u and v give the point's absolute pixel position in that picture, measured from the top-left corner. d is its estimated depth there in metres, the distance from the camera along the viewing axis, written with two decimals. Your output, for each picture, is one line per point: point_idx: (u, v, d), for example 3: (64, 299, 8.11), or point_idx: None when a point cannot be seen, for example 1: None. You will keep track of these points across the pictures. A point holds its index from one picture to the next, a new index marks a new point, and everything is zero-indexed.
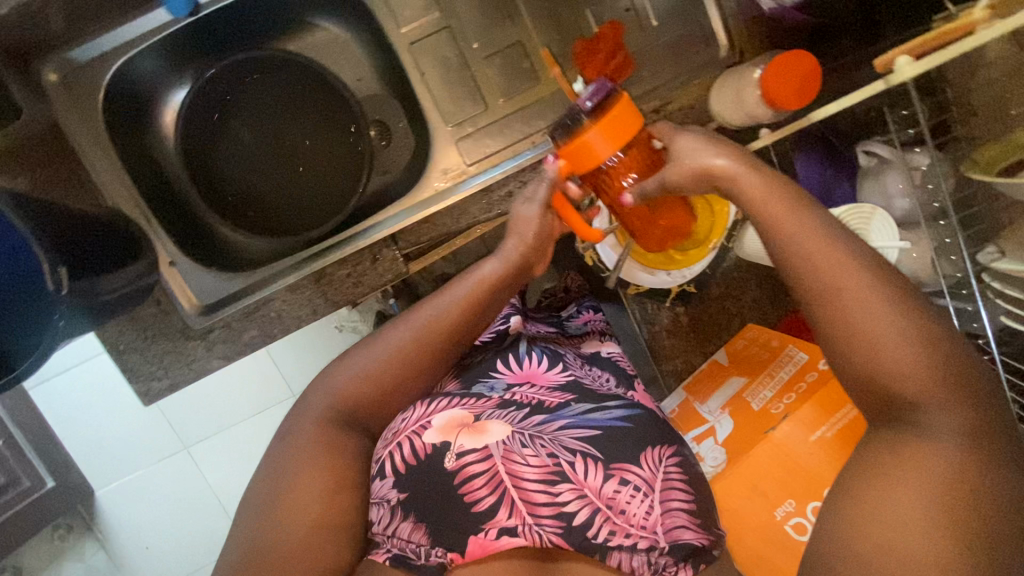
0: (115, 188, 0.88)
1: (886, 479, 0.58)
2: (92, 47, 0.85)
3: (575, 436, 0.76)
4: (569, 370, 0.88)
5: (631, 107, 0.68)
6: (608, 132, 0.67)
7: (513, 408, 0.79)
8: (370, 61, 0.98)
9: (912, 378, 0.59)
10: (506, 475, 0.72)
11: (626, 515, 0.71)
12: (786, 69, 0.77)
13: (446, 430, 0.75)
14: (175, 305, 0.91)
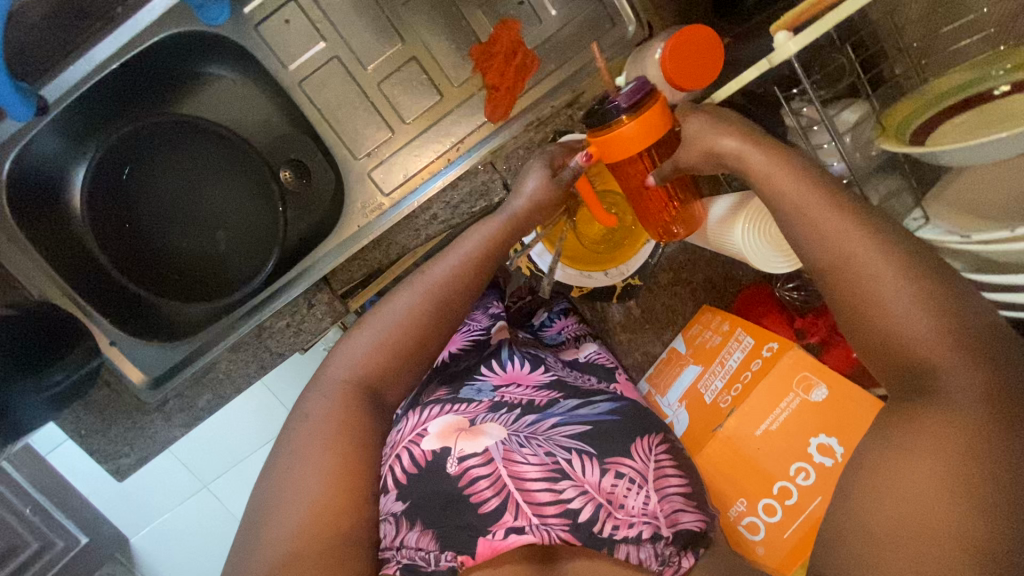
0: (41, 280, 0.87)
1: (888, 450, 0.49)
2: None
3: (567, 434, 0.72)
4: (551, 372, 0.85)
5: (666, 109, 0.65)
6: (643, 130, 0.64)
7: (505, 410, 0.76)
8: (272, 100, 0.94)
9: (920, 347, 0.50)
10: (508, 477, 0.66)
11: (627, 508, 0.66)
12: (685, 44, 0.71)
13: (444, 436, 0.71)
14: (125, 382, 0.91)
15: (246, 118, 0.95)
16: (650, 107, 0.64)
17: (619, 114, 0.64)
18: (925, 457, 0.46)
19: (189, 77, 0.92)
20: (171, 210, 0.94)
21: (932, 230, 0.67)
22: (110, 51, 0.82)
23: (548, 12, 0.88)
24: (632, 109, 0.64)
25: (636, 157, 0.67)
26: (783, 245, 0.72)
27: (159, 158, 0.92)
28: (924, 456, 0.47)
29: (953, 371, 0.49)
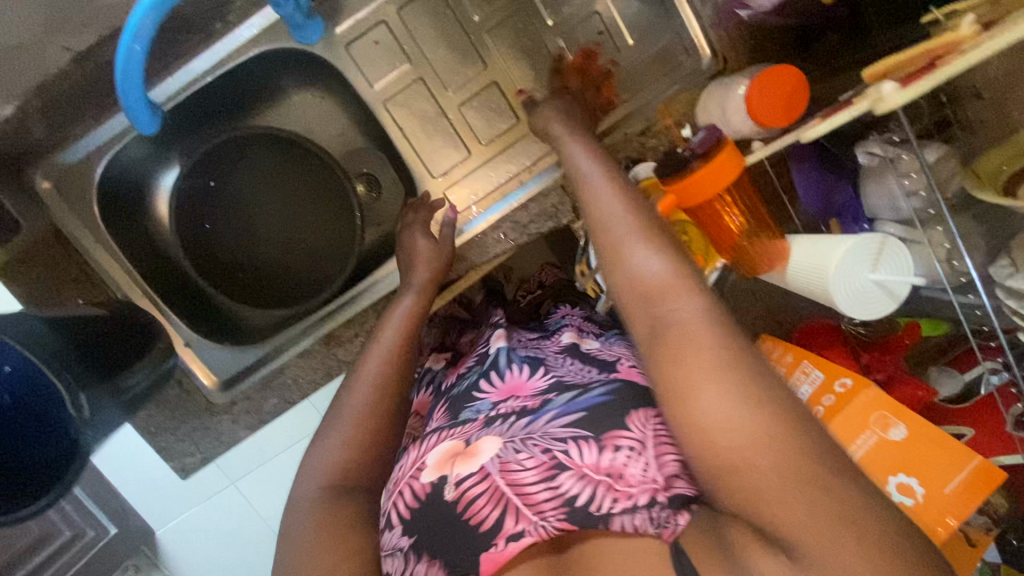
0: (123, 280, 0.91)
1: (702, 405, 0.48)
2: (78, 148, 0.85)
3: (562, 423, 0.62)
4: (551, 372, 0.73)
5: (736, 151, 0.73)
6: (716, 173, 0.73)
7: (500, 420, 0.67)
8: (350, 115, 0.98)
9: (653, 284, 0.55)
10: (506, 488, 0.59)
11: (627, 479, 0.56)
12: (772, 85, 0.74)
13: (440, 465, 0.65)
14: (197, 384, 0.94)
15: (323, 131, 0.99)
16: (720, 153, 0.73)
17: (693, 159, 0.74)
18: (739, 396, 0.47)
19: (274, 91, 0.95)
20: (240, 211, 0.94)
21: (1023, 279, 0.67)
22: (206, 66, 0.85)
23: (625, 41, 0.91)
24: (704, 155, 0.73)
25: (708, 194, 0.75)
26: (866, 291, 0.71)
27: (230, 162, 0.92)
28: (740, 392, 0.47)
29: (681, 307, 0.53)
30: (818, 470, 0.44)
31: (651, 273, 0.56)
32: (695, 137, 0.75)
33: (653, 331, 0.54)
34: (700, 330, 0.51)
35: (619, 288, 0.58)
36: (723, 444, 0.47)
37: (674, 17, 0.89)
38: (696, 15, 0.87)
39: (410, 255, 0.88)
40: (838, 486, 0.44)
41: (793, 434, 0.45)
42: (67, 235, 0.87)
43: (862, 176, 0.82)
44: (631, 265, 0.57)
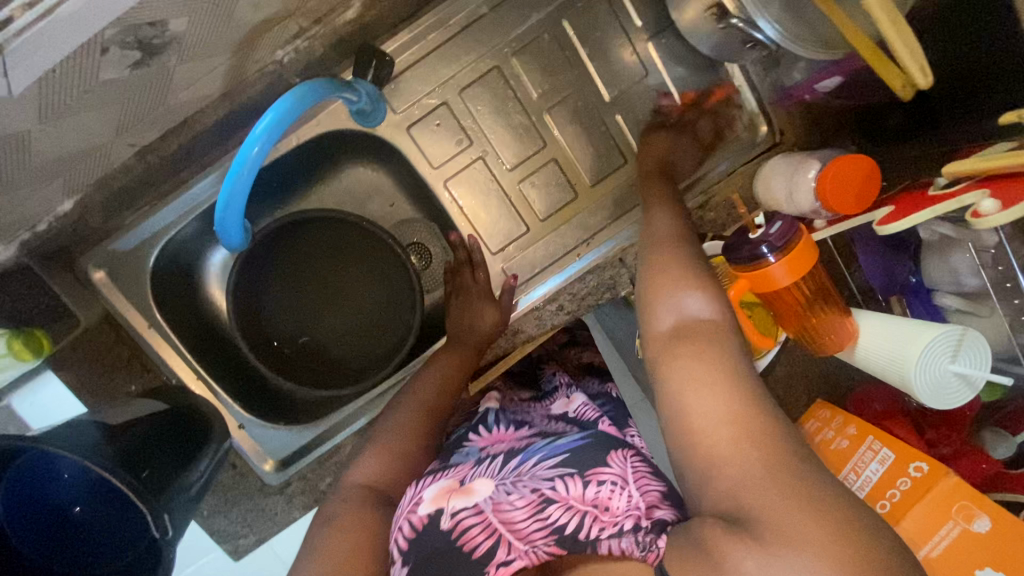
0: (175, 365, 0.88)
1: (695, 402, 0.51)
2: (131, 236, 0.84)
3: (548, 463, 0.63)
4: (534, 426, 0.75)
5: (810, 243, 0.74)
6: (789, 265, 0.74)
7: (488, 461, 0.68)
8: (402, 188, 0.96)
9: (689, 308, 0.58)
10: (498, 521, 0.59)
11: (613, 509, 0.57)
12: (843, 174, 0.74)
13: (438, 499, 0.62)
14: (252, 466, 0.91)
15: (374, 203, 0.97)
16: (797, 246, 0.73)
17: (768, 254, 0.74)
18: (730, 396, 0.50)
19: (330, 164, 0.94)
20: (296, 287, 0.92)
21: None
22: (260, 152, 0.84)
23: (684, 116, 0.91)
24: (783, 248, 0.73)
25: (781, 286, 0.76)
26: (950, 385, 0.71)
27: (289, 242, 0.90)
28: (731, 394, 0.50)
29: (711, 331, 0.56)
30: (789, 468, 0.46)
31: (685, 311, 0.58)
32: (772, 228, 0.75)
33: (678, 340, 0.56)
34: (710, 347, 0.54)
35: (649, 303, 0.62)
36: (718, 447, 0.49)
37: (730, 93, 0.90)
38: (753, 91, 0.89)
39: (471, 334, 0.87)
40: (810, 484, 0.44)
41: (772, 437, 0.48)
42: (120, 321, 0.86)
43: (924, 249, 0.82)
44: (662, 297, 0.61)
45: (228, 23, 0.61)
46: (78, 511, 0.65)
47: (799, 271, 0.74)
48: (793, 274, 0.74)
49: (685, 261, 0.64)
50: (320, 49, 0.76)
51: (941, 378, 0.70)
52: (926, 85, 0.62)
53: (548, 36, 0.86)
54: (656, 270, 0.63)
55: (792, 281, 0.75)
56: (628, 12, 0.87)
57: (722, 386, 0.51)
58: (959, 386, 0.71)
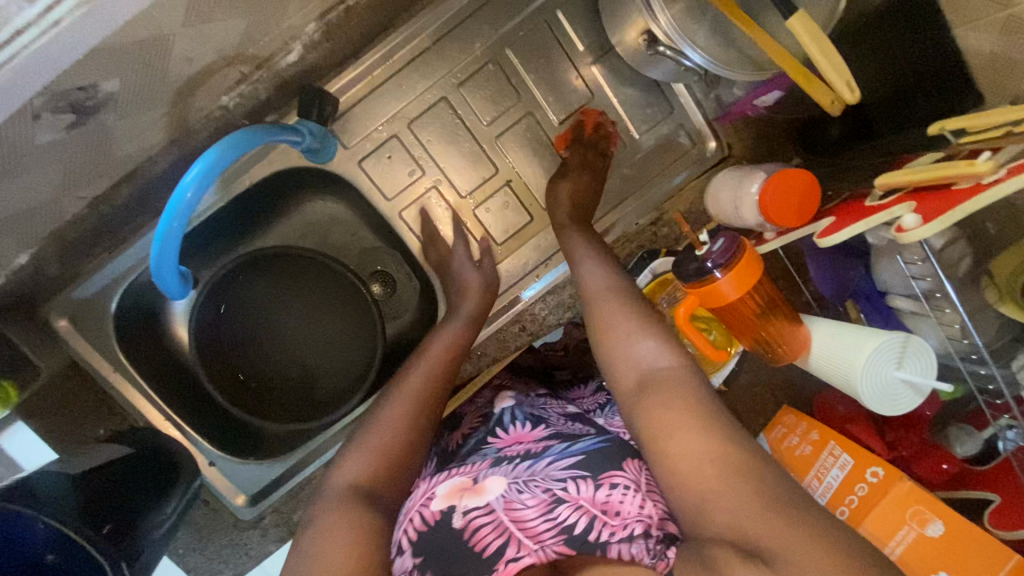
0: (142, 407, 0.88)
1: (679, 448, 0.53)
2: (90, 284, 0.85)
3: (562, 462, 0.59)
4: (552, 424, 0.69)
5: (755, 256, 0.76)
6: (736, 279, 0.75)
7: (507, 462, 0.62)
8: (361, 219, 0.97)
9: (650, 356, 0.62)
10: (508, 520, 0.55)
11: (623, 514, 0.54)
12: (783, 187, 0.75)
13: (450, 496, 0.58)
14: (225, 502, 0.91)
15: (335, 234, 0.98)
16: (741, 259, 0.75)
17: (713, 270, 0.75)
18: (711, 438, 0.52)
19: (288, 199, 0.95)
20: (261, 325, 0.93)
21: None
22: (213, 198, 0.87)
23: (632, 135, 0.92)
24: (726, 264, 0.74)
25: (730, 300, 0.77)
26: (896, 389, 0.71)
27: (251, 280, 0.91)
28: (710, 434, 0.52)
29: (673, 374, 0.60)
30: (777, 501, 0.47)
31: (644, 358, 0.62)
32: (713, 245, 0.76)
33: (643, 387, 0.60)
34: (675, 389, 0.58)
35: (609, 352, 0.65)
36: (704, 482, 0.50)
37: (677, 110, 0.91)
38: (699, 108, 0.90)
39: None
40: (799, 517, 0.45)
41: (759, 474, 0.49)
42: (86, 368, 0.87)
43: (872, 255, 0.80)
44: (625, 348, 0.64)
45: (161, 78, 0.62)
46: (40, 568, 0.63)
47: (742, 285, 0.75)
48: (740, 288, 0.75)
49: (640, 309, 0.68)
50: (264, 92, 0.78)
51: (889, 386, 0.71)
52: (854, 98, 0.65)
53: (493, 64, 0.87)
54: (610, 321, 0.67)
55: (742, 294, 0.76)
56: (569, 36, 0.87)
57: (694, 423, 0.53)
58: (907, 389, 0.71)
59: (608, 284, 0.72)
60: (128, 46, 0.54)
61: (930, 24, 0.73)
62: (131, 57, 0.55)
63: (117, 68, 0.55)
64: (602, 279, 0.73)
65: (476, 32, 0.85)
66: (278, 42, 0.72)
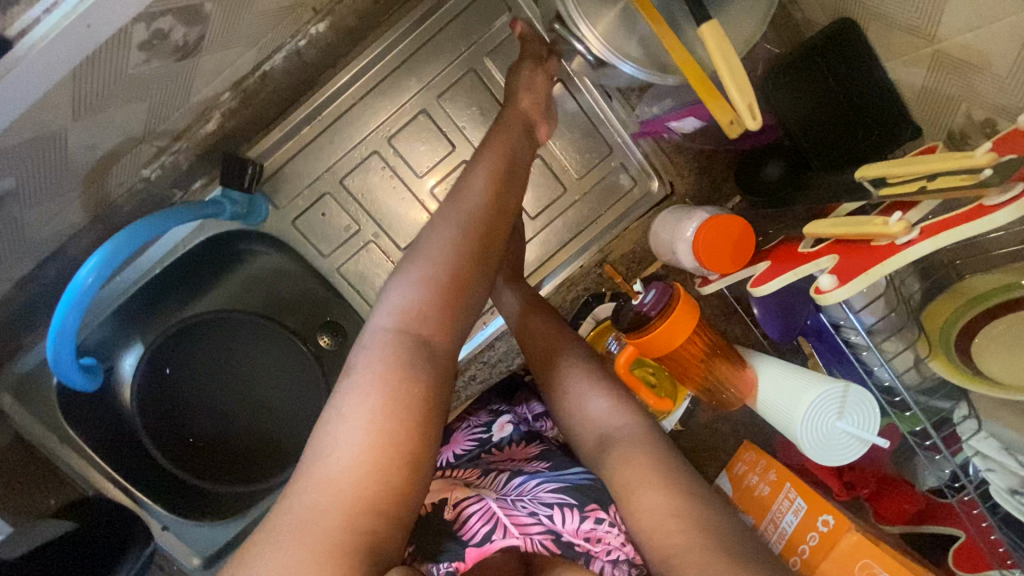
0: (91, 475, 0.88)
1: (642, 502, 0.57)
2: (31, 356, 0.85)
3: (552, 485, 0.65)
4: (542, 447, 0.76)
5: (690, 302, 0.73)
6: (672, 330, 0.72)
7: (494, 477, 0.70)
8: (307, 271, 0.96)
9: (617, 416, 0.66)
10: (498, 511, 0.61)
11: (603, 540, 0.60)
12: (716, 232, 0.73)
13: (442, 491, 0.66)
14: (181, 565, 0.91)
15: (281, 289, 0.96)
16: (675, 309, 0.72)
17: (650, 320, 0.72)
18: (672, 488, 0.57)
19: (232, 256, 0.94)
20: (207, 387, 0.92)
21: (989, 433, 0.62)
22: (155, 259, 0.90)
23: (572, 177, 0.90)
24: (661, 314, 0.72)
25: (670, 350, 0.75)
26: (841, 438, 0.69)
27: (193, 344, 0.91)
28: (669, 484, 0.58)
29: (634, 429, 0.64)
30: (733, 542, 0.52)
31: (598, 417, 0.67)
32: (646, 297, 0.74)
33: (605, 446, 0.64)
34: (637, 446, 0.62)
35: (568, 410, 0.69)
36: (670, 539, 0.54)
37: (616, 149, 0.90)
38: (638, 146, 0.89)
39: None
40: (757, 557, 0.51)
41: (716, 518, 0.55)
42: (32, 441, 0.87)
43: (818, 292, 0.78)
44: (584, 411, 0.68)
45: (65, 166, 0.61)
46: None
47: (678, 335, 0.72)
48: (679, 336, 0.72)
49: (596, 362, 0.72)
50: (187, 163, 0.77)
51: (835, 437, 0.69)
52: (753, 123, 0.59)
53: (424, 114, 0.85)
54: (566, 378, 0.71)
55: (683, 342, 0.74)
56: (497, 84, 0.85)
57: (655, 482, 0.58)
58: (852, 441, 0.69)
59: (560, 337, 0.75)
60: (18, 146, 0.53)
61: (862, 60, 0.72)
62: (25, 155, 0.55)
63: (10, 166, 0.55)
64: (558, 328, 0.76)
65: (405, 83, 0.84)
66: (194, 112, 0.71)
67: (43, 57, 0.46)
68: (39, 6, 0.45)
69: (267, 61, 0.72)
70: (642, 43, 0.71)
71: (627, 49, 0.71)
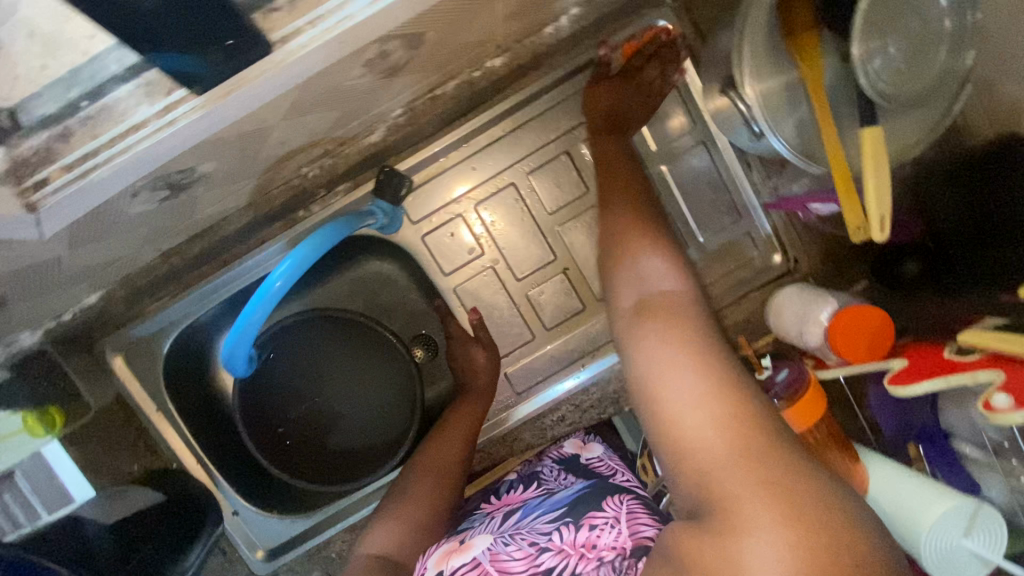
0: (177, 451, 0.89)
1: (658, 386, 0.48)
2: (151, 323, 0.86)
3: (545, 517, 0.60)
4: (542, 482, 0.71)
5: (819, 392, 0.72)
6: (800, 413, 0.71)
7: (491, 521, 0.65)
8: (414, 284, 0.97)
9: (665, 285, 0.56)
10: (493, 570, 0.55)
11: (598, 547, 0.54)
12: (858, 323, 0.73)
13: (440, 562, 0.60)
14: (243, 556, 0.90)
15: (386, 297, 0.98)
16: (805, 395, 0.71)
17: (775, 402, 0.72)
18: (697, 376, 0.47)
19: (347, 259, 0.96)
20: (300, 377, 0.93)
21: None
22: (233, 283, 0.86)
23: (697, 239, 0.90)
24: (790, 397, 0.72)
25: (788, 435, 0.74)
26: (957, 553, 0.67)
27: (297, 336, 0.92)
28: (696, 372, 0.47)
29: (686, 299, 0.55)
30: (754, 450, 0.42)
31: (645, 282, 0.58)
32: (779, 376, 0.74)
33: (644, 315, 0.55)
34: (681, 321, 0.52)
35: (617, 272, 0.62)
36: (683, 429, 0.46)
37: (744, 216, 0.89)
38: (769, 219, 0.89)
39: (467, 381, 0.88)
40: (771, 468, 0.41)
41: (740, 414, 0.44)
42: (130, 404, 0.88)
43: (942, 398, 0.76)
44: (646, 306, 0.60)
45: (255, 160, 0.64)
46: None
47: (801, 419, 0.72)
48: (801, 420, 0.72)
49: (654, 236, 0.64)
50: (343, 165, 0.81)
51: (948, 546, 0.67)
52: (881, 235, 0.64)
53: (566, 155, 0.87)
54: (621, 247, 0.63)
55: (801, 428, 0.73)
56: (645, 137, 0.88)
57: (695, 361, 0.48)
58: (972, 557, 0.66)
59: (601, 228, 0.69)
60: (232, 139, 0.56)
61: None
62: (232, 146, 0.58)
63: (216, 155, 0.57)
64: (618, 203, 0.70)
65: (553, 124, 0.86)
66: (365, 124, 0.74)
67: (293, 65, 0.49)
68: (305, 18, 0.48)
69: (441, 86, 0.75)
70: (799, 128, 0.68)
71: (784, 131, 0.67)
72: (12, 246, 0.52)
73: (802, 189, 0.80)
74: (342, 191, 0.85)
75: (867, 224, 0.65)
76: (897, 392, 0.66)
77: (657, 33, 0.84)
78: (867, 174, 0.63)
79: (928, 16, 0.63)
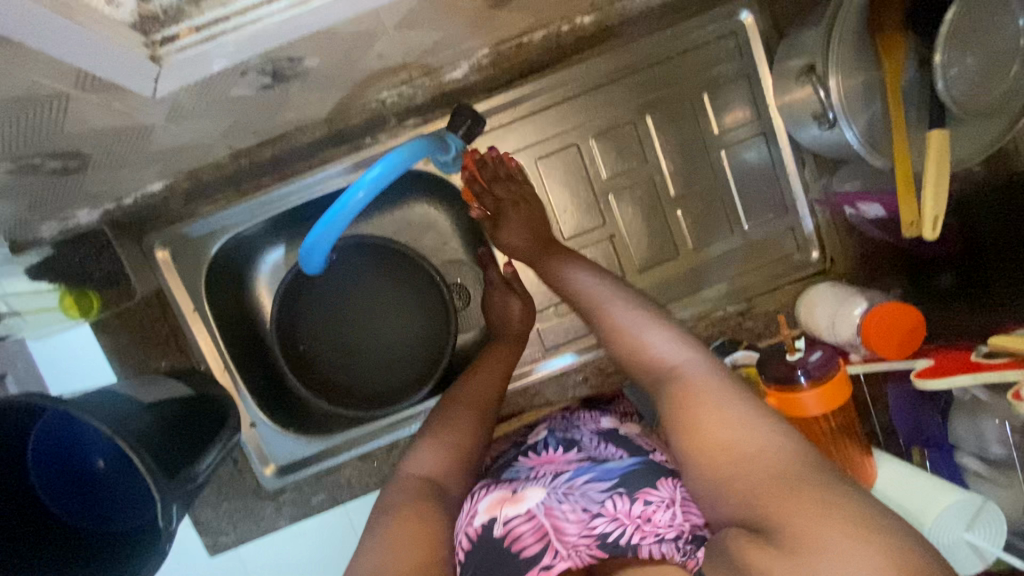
0: (207, 354, 0.89)
1: (706, 434, 0.53)
2: (203, 224, 0.87)
3: (599, 482, 0.61)
4: (583, 448, 0.71)
5: (845, 379, 0.75)
6: (823, 396, 0.74)
7: (541, 476, 0.65)
8: (460, 231, 0.99)
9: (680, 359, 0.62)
10: (548, 526, 0.59)
11: (655, 522, 0.57)
12: (892, 322, 0.76)
13: (491, 508, 0.62)
14: (253, 468, 0.92)
15: (429, 238, 1.00)
16: (832, 379, 0.74)
17: (801, 381, 0.75)
18: (740, 423, 0.52)
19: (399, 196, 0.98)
20: (331, 305, 0.95)
21: None
22: (289, 196, 0.87)
23: (743, 225, 0.93)
24: (818, 378, 0.74)
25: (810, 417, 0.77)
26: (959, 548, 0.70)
27: (338, 264, 0.93)
28: (738, 415, 0.52)
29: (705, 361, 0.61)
30: (810, 479, 0.45)
31: (660, 347, 0.64)
32: (810, 356, 0.76)
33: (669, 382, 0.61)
34: (702, 378, 0.58)
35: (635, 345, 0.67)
36: (724, 466, 0.49)
37: (790, 211, 0.92)
38: (814, 215, 0.92)
39: (501, 328, 0.90)
40: (826, 488, 0.43)
41: (786, 449, 0.48)
42: (169, 301, 0.88)
43: (955, 406, 0.80)
44: (646, 337, 0.66)
45: (352, 67, 0.66)
46: (102, 464, 0.72)
47: (822, 404, 0.75)
48: (822, 404, 0.75)
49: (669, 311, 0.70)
50: (420, 97, 0.83)
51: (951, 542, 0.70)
52: (932, 233, 0.69)
53: (631, 125, 0.90)
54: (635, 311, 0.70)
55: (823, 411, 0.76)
56: (708, 119, 0.90)
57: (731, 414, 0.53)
58: (972, 549, 0.70)
59: (617, 282, 0.76)
60: (344, 35, 0.57)
61: None
62: (341, 45, 0.59)
63: (324, 50, 0.59)
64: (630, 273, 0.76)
65: (623, 91, 0.88)
66: (454, 57, 0.76)
67: None
68: None
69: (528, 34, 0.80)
70: (870, 124, 0.71)
71: (858, 122, 0.71)
72: (123, 99, 0.53)
73: (853, 188, 0.84)
74: (411, 124, 0.87)
75: (920, 221, 0.69)
76: (926, 385, 0.69)
77: (737, 22, 0.87)
78: (927, 172, 0.67)
79: (1007, 33, 0.67)
